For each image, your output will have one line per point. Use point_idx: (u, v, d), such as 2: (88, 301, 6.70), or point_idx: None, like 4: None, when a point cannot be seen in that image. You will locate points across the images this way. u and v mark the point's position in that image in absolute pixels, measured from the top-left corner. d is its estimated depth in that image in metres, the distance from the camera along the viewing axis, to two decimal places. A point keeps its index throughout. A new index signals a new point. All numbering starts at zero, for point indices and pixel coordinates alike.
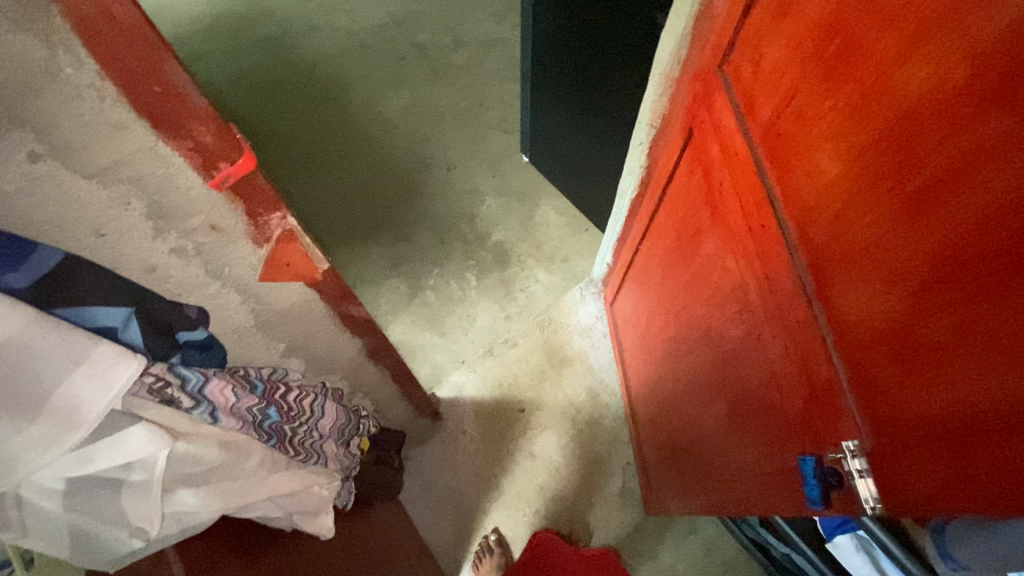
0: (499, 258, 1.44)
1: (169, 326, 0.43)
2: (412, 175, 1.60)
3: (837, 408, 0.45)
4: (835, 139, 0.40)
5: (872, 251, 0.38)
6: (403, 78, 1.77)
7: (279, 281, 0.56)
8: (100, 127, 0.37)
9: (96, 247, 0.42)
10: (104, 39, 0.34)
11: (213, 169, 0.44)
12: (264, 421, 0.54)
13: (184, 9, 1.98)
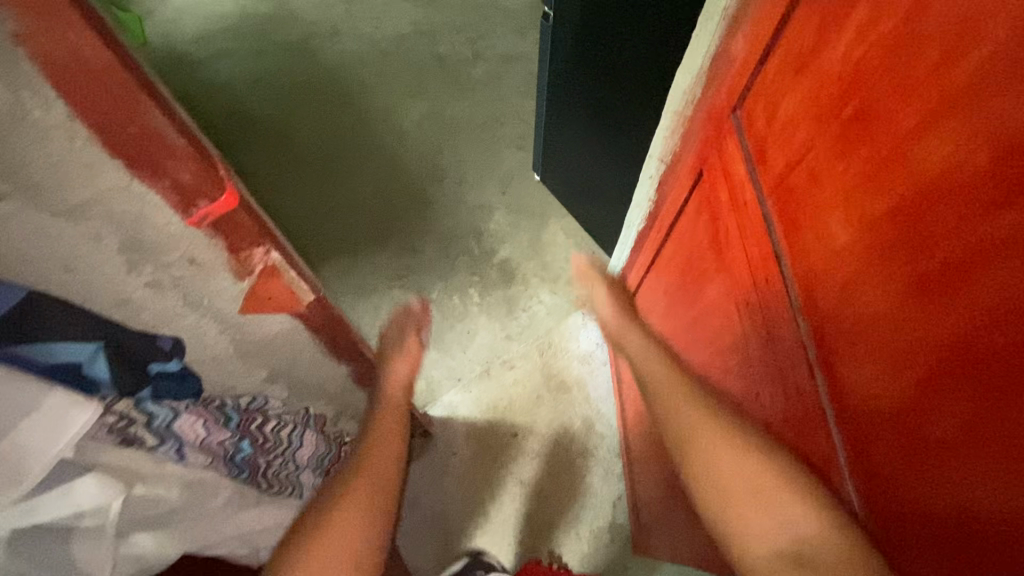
0: (504, 276, 1.44)
1: (141, 360, 0.46)
2: (422, 187, 1.60)
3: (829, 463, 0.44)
4: (846, 205, 0.38)
5: (878, 328, 0.36)
6: (421, 89, 1.78)
7: (261, 315, 0.60)
8: (71, 167, 0.39)
9: (66, 282, 0.44)
10: (78, 84, 0.36)
11: (191, 207, 0.46)
12: (236, 454, 0.56)
13: (212, 8, 2.00)
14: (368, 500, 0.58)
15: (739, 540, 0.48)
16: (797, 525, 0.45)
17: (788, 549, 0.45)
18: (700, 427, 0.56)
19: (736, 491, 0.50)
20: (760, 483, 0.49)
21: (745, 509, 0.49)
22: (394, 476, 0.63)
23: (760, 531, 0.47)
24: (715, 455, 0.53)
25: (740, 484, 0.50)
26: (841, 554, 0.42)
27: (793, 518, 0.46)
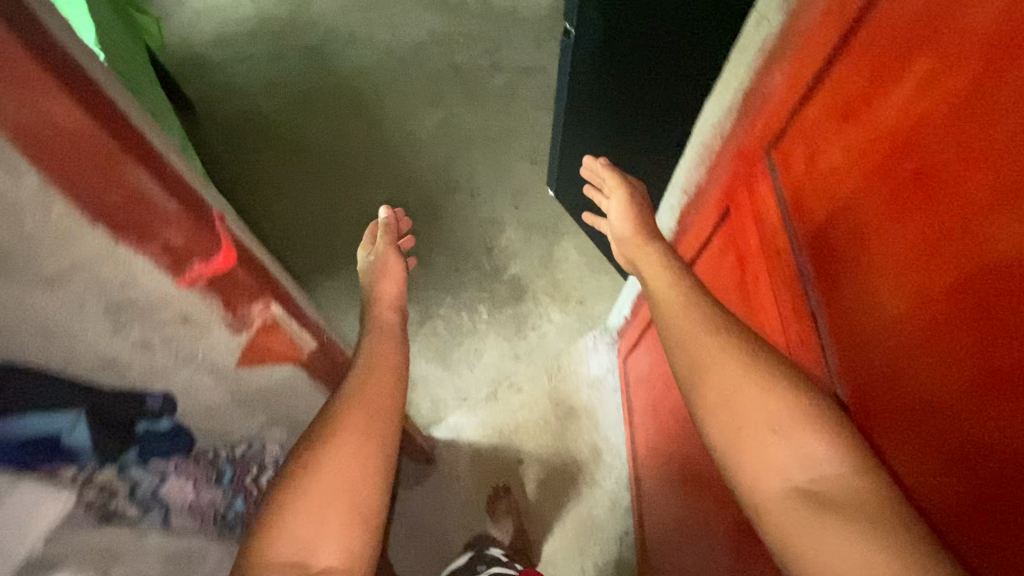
0: (514, 294, 1.41)
1: (120, 421, 0.57)
2: (433, 198, 1.58)
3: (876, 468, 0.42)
4: (906, 270, 0.37)
5: (950, 403, 0.35)
6: (436, 98, 1.76)
7: (265, 365, 0.64)
8: (48, 239, 0.42)
9: (52, 352, 0.52)
10: (58, 150, 0.39)
11: (184, 266, 0.49)
12: (225, 514, 0.65)
13: (230, 12, 2.00)
14: (365, 424, 0.64)
15: (742, 472, 0.45)
16: (814, 462, 0.43)
17: (801, 485, 0.43)
18: (712, 350, 0.51)
19: (745, 422, 0.46)
20: (775, 416, 0.46)
21: (753, 443, 0.45)
22: (392, 401, 0.69)
23: (768, 465, 0.44)
24: (726, 380, 0.49)
25: (753, 414, 0.46)
26: (866, 500, 0.40)
27: (816, 456, 0.43)
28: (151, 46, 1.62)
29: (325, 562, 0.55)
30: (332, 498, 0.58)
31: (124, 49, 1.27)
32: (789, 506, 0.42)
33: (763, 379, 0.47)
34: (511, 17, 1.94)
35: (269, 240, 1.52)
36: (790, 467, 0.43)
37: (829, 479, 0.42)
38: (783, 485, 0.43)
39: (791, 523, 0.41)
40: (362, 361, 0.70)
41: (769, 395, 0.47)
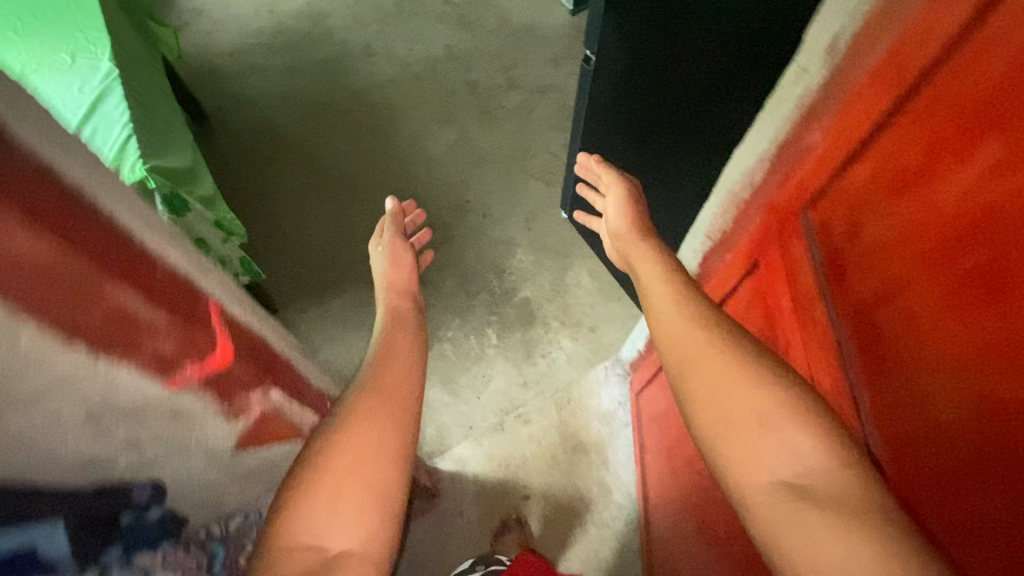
0: (524, 318, 1.38)
1: (107, 518, 0.55)
2: (445, 217, 1.56)
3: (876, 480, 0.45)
4: (966, 360, 0.38)
5: (1001, 497, 0.36)
6: (451, 115, 1.75)
7: (266, 446, 0.67)
8: (39, 365, 0.42)
9: (37, 458, 0.50)
10: (51, 293, 0.39)
11: (178, 367, 0.51)
12: None
13: (248, 24, 2.01)
14: (380, 412, 0.65)
15: (732, 468, 0.50)
16: (803, 458, 0.48)
17: (789, 481, 0.47)
18: (701, 353, 0.56)
19: (735, 422, 0.51)
20: (763, 413, 0.50)
21: (744, 440, 0.50)
22: (407, 389, 0.70)
23: (755, 459, 0.49)
24: (716, 380, 0.54)
25: (741, 411, 0.51)
26: (847, 494, 0.44)
27: (803, 452, 0.48)
28: (168, 57, 1.61)
29: (342, 547, 0.57)
30: (346, 485, 0.59)
31: (141, 60, 1.26)
32: (775, 501, 0.47)
33: (755, 383, 0.52)
34: (527, 36, 1.93)
35: (277, 255, 1.49)
36: (778, 465, 0.48)
37: (815, 474, 0.47)
38: (771, 482, 0.48)
39: (777, 515, 0.46)
40: (381, 354, 0.74)
41: (759, 397, 0.51)
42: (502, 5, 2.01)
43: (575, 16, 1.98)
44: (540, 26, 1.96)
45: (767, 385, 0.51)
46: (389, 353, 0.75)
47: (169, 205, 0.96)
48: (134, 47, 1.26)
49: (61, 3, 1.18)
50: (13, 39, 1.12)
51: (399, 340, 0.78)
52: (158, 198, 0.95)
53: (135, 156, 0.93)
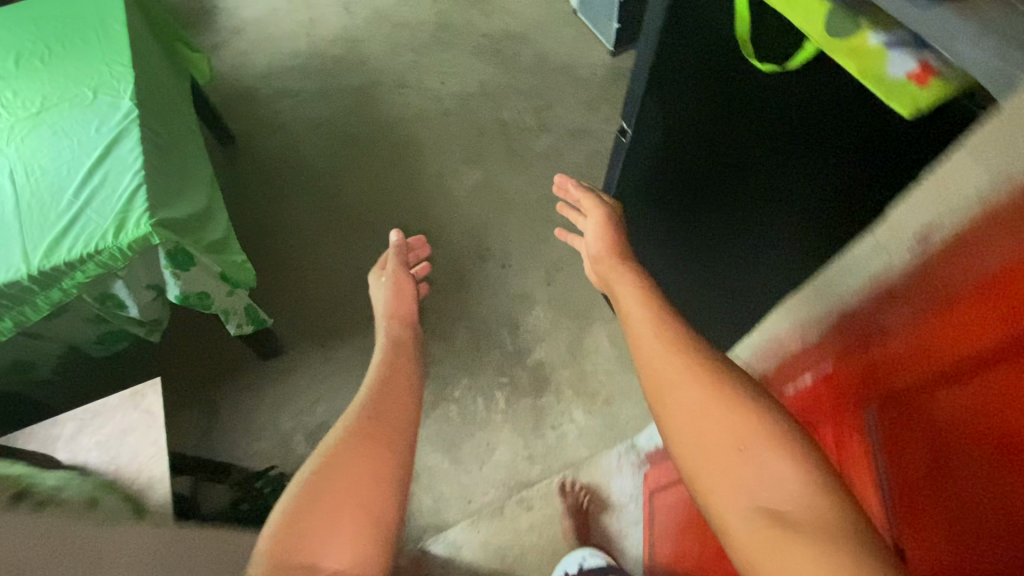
0: (536, 383, 1.31)
1: None
2: (462, 264, 1.50)
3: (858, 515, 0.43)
4: None
5: None
6: (479, 157, 1.71)
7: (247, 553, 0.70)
8: None
9: None
10: None
11: None
12: None
13: (284, 47, 2.01)
14: (374, 440, 0.70)
15: (710, 494, 0.48)
16: (782, 486, 0.46)
17: (765, 507, 0.45)
18: (680, 377, 0.54)
19: (713, 446, 0.50)
20: (741, 439, 0.49)
21: (724, 468, 0.49)
22: (400, 418, 0.75)
23: (735, 487, 0.47)
24: (694, 404, 0.52)
25: (717, 434, 0.49)
26: (826, 521, 0.43)
27: (783, 480, 0.46)
28: (199, 80, 1.60)
29: (333, 565, 0.60)
30: (336, 504, 0.63)
31: (167, 90, 1.24)
32: (756, 532, 0.44)
33: (736, 409, 0.51)
34: (564, 76, 1.89)
35: (285, 294, 1.44)
36: (757, 493, 0.46)
37: (794, 502, 0.45)
38: (750, 509, 0.46)
39: (756, 545, 0.44)
40: (379, 384, 0.79)
41: (740, 421, 0.50)
42: (542, 42, 1.97)
43: (616, 59, 1.93)
44: (578, 67, 1.91)
45: (748, 410, 0.50)
46: (388, 386, 0.80)
47: (173, 260, 0.92)
48: (161, 77, 1.25)
49: (89, 32, 1.18)
50: (37, 68, 1.12)
51: (398, 373, 0.84)
52: (161, 254, 0.91)
53: (141, 205, 0.90)
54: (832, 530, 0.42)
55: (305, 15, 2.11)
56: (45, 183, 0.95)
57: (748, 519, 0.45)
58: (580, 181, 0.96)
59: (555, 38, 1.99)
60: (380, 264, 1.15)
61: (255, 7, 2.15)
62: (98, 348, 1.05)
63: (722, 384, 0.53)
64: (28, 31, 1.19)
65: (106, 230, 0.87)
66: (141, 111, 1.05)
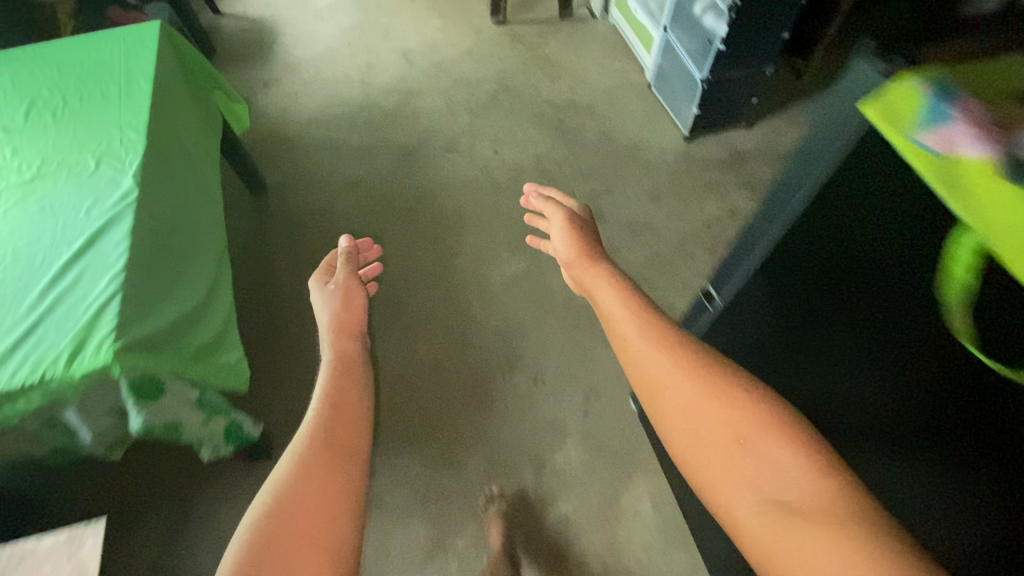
0: (556, 546, 1.09)
1: None
2: (488, 372, 1.30)
3: (861, 488, 0.42)
4: None
5: None
6: (524, 241, 1.53)
7: None
8: None
9: None
10: None
11: None
12: None
13: (336, 93, 1.92)
14: (339, 460, 0.55)
15: (714, 492, 0.45)
16: (785, 478, 0.43)
17: (773, 499, 0.42)
18: (668, 376, 0.50)
19: (709, 442, 0.46)
20: (738, 433, 0.46)
21: (722, 466, 0.45)
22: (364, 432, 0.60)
23: (738, 481, 0.44)
24: (685, 400, 0.48)
25: (713, 432, 0.46)
26: (824, 503, 0.41)
27: (787, 476, 0.43)
28: (235, 128, 1.49)
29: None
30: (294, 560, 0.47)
31: (190, 151, 1.11)
32: (766, 526, 0.42)
33: (723, 402, 0.47)
34: (629, 158, 1.72)
35: (288, 384, 1.29)
36: (762, 489, 0.43)
37: (796, 492, 0.42)
38: (757, 501, 0.43)
39: (772, 544, 0.41)
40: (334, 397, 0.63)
41: (728, 416, 0.47)
42: (608, 119, 1.83)
43: (690, 143, 1.75)
44: (647, 149, 1.74)
45: (728, 397, 0.47)
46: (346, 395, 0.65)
47: (137, 392, 0.76)
48: (185, 136, 1.12)
49: (113, 85, 1.06)
50: (46, 123, 1.00)
51: (349, 390, 0.67)
52: (124, 384, 0.75)
53: (109, 322, 0.74)
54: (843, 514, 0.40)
55: (363, 59, 2.02)
56: (14, 274, 0.81)
57: (758, 513, 0.42)
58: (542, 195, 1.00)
59: (623, 116, 1.85)
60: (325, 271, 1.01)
61: (313, 46, 2.08)
62: (53, 461, 0.89)
63: (709, 378, 0.49)
64: (49, 77, 1.09)
65: (61, 355, 0.72)
66: (143, 189, 0.91)
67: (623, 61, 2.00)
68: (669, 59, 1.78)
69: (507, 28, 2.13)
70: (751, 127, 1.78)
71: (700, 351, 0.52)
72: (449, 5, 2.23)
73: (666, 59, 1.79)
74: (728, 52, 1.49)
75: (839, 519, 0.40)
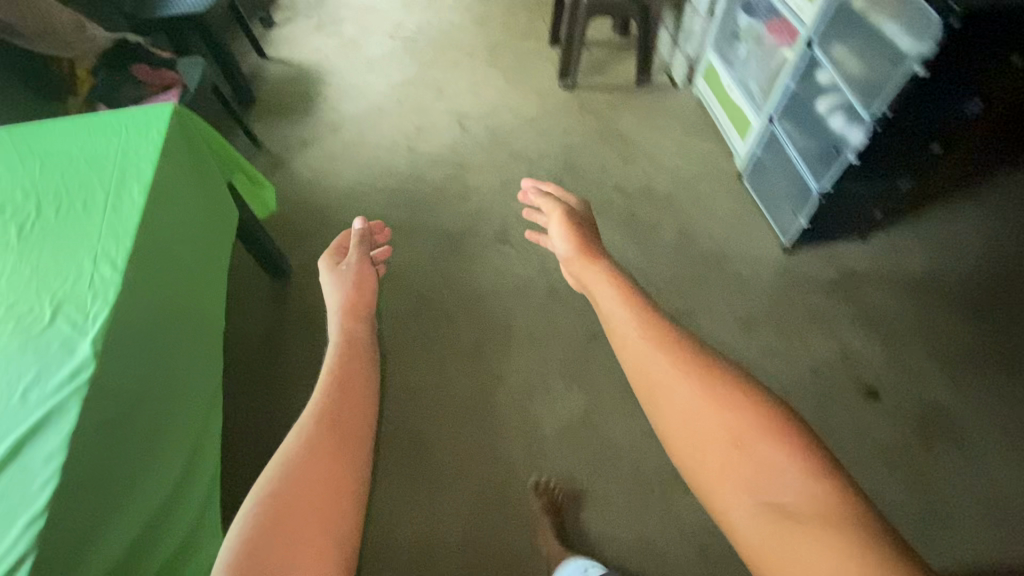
0: None
1: None
2: (532, 559, 1.05)
3: (844, 486, 0.47)
4: None
5: None
6: (584, 371, 1.26)
7: None
8: None
9: None
10: None
11: None
12: None
13: (380, 161, 1.71)
14: (339, 447, 0.56)
15: (714, 490, 0.51)
16: (779, 479, 0.49)
17: (768, 501, 0.48)
18: (670, 382, 0.57)
19: (709, 443, 0.52)
20: (737, 436, 0.51)
21: (723, 468, 0.51)
22: (362, 428, 0.60)
23: (738, 482, 0.50)
24: (685, 401, 0.55)
25: (712, 433, 0.52)
26: (814, 502, 0.46)
27: (780, 477, 0.49)
28: (257, 213, 1.28)
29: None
30: (301, 522, 0.49)
31: (186, 278, 0.89)
32: (760, 522, 0.47)
33: (720, 405, 0.54)
34: (714, 270, 1.44)
35: None
36: (758, 488, 0.49)
37: (787, 494, 0.48)
38: (753, 499, 0.49)
39: (766, 539, 0.46)
40: (336, 384, 0.64)
41: (727, 418, 0.53)
42: (689, 216, 1.56)
43: (790, 255, 1.46)
44: (736, 260, 1.46)
45: (726, 401, 0.54)
46: (348, 381, 0.65)
47: None
48: (183, 257, 0.89)
49: (99, 190, 0.85)
50: (6, 242, 0.80)
51: (353, 374, 0.67)
52: None
53: None
54: (834, 513, 0.45)
55: (412, 122, 1.82)
56: None
57: (753, 513, 0.48)
58: (541, 190, 1.04)
59: (708, 212, 1.56)
60: (336, 253, 1.00)
61: (360, 101, 1.88)
62: None
63: (709, 383, 0.55)
64: (27, 174, 0.88)
65: None
66: (108, 359, 0.69)
67: (708, 144, 1.73)
68: (770, 153, 1.50)
69: (575, 95, 1.90)
70: (865, 241, 1.47)
71: (695, 355, 0.58)
72: (511, 62, 2.01)
73: (767, 153, 1.50)
74: (860, 168, 1.20)
75: (836, 522, 0.44)
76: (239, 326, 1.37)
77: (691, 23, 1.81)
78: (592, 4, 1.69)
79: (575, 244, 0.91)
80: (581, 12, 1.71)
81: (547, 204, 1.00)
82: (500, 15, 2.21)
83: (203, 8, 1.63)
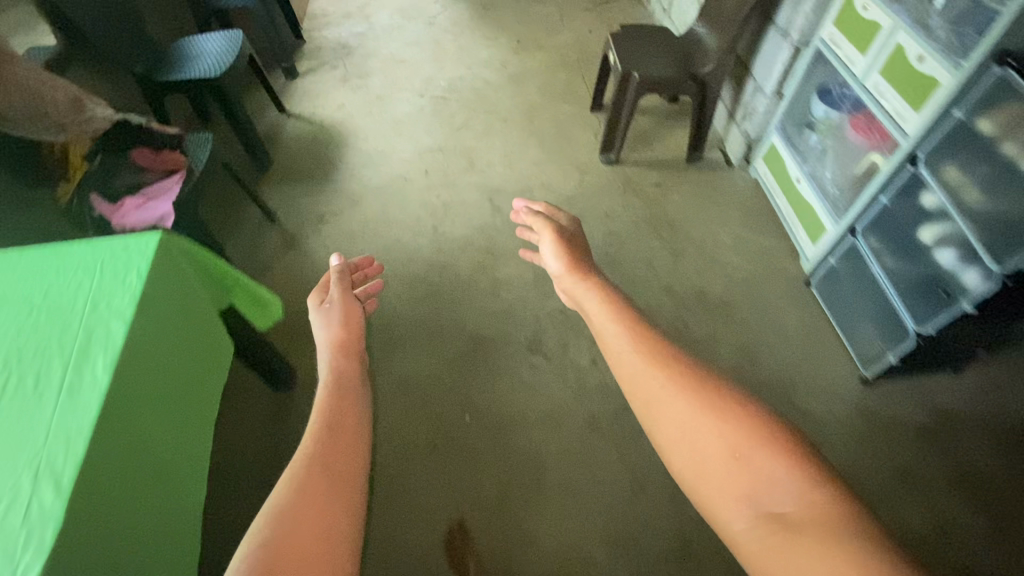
0: None
1: None
2: None
3: (854, 498, 0.43)
4: None
5: None
6: (629, 535, 1.07)
7: None
8: None
9: None
10: None
11: None
12: None
13: (402, 244, 1.55)
14: (336, 482, 0.54)
15: (710, 503, 0.47)
16: (778, 486, 0.45)
17: (768, 509, 0.44)
18: (662, 397, 0.55)
19: (706, 456, 0.49)
20: (737, 449, 0.48)
21: (721, 477, 0.47)
22: (360, 458, 0.59)
23: (735, 491, 0.46)
24: (680, 419, 0.52)
25: (709, 445, 0.49)
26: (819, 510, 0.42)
27: (778, 484, 0.45)
28: (261, 329, 1.13)
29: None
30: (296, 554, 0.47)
31: (157, 466, 0.71)
32: (760, 536, 0.43)
33: (717, 418, 0.50)
34: (782, 403, 1.24)
35: None
36: (756, 496, 0.45)
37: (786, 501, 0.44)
38: (754, 511, 0.44)
39: (766, 548, 0.42)
40: (331, 414, 0.63)
41: (724, 428, 0.50)
42: (749, 332, 1.37)
43: (869, 388, 1.26)
44: (806, 392, 1.27)
45: (723, 414, 0.51)
46: (343, 408, 0.64)
47: None
48: (155, 437, 0.72)
49: (60, 358, 0.69)
50: None
51: (352, 401, 0.67)
52: None
53: None
54: (841, 526, 0.41)
55: (439, 197, 1.66)
56: None
57: (753, 524, 0.44)
58: (530, 210, 1.00)
59: (771, 327, 1.38)
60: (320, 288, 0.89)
61: (383, 170, 1.73)
62: None
63: (703, 397, 0.53)
64: None
65: None
66: None
67: (769, 239, 1.54)
68: (847, 266, 1.30)
69: (618, 171, 1.73)
70: (959, 374, 1.27)
71: (689, 374, 0.56)
72: (549, 129, 1.85)
73: (843, 264, 1.30)
74: (977, 317, 1.00)
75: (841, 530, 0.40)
76: (236, 445, 1.21)
77: (752, 99, 1.62)
78: (646, 81, 1.52)
79: (566, 259, 0.87)
80: (633, 89, 1.54)
81: (538, 222, 0.96)
82: (538, 72, 2.05)
83: (224, 69, 1.51)
